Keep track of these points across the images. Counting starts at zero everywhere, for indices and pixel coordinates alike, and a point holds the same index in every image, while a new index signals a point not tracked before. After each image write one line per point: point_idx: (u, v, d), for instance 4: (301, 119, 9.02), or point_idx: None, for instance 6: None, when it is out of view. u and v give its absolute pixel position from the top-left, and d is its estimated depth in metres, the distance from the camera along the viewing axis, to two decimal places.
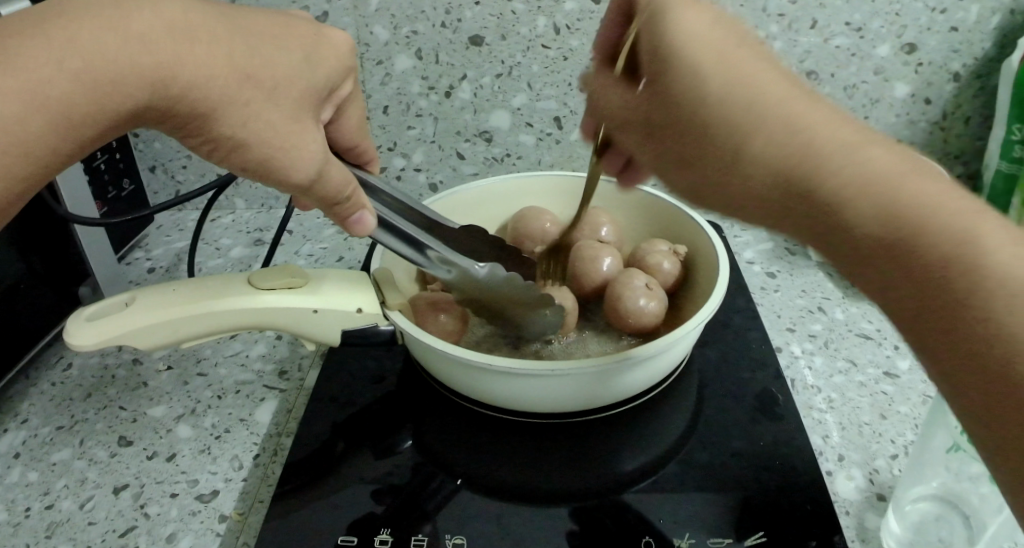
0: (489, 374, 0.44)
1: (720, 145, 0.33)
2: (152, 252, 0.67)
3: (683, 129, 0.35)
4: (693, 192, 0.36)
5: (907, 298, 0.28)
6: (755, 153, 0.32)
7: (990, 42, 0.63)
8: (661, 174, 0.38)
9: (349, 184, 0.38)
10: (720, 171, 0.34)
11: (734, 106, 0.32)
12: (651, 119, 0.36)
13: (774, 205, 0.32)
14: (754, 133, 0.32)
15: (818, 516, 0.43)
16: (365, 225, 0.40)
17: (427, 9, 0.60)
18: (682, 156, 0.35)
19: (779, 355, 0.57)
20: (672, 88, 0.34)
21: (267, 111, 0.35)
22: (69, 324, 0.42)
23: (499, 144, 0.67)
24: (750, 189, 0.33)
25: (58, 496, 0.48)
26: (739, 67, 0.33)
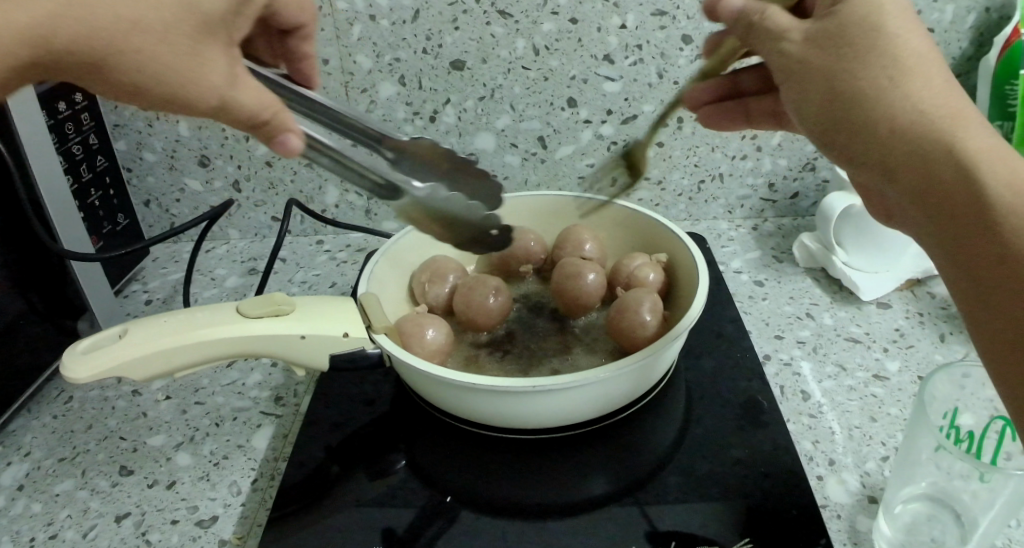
0: (497, 397, 0.45)
1: (869, 95, 0.34)
2: (149, 284, 0.68)
3: (847, 79, 0.35)
4: (778, 75, 0.37)
5: (983, 277, 0.32)
6: (906, 111, 0.34)
7: (966, 42, 0.64)
8: (799, 103, 0.37)
9: (268, 105, 0.37)
10: (851, 65, 0.35)
11: (891, 62, 0.34)
12: (798, 74, 0.36)
13: (909, 144, 0.34)
14: (910, 80, 0.34)
15: (803, 519, 0.44)
16: (290, 149, 0.38)
17: (408, 36, 0.61)
18: (830, 89, 0.35)
19: (767, 363, 0.58)
20: (854, 26, 0.35)
21: (160, 50, 0.34)
22: (64, 360, 0.43)
23: (486, 166, 0.68)
24: (861, 63, 0.34)
25: (61, 526, 0.49)
26: (913, 42, 0.35)
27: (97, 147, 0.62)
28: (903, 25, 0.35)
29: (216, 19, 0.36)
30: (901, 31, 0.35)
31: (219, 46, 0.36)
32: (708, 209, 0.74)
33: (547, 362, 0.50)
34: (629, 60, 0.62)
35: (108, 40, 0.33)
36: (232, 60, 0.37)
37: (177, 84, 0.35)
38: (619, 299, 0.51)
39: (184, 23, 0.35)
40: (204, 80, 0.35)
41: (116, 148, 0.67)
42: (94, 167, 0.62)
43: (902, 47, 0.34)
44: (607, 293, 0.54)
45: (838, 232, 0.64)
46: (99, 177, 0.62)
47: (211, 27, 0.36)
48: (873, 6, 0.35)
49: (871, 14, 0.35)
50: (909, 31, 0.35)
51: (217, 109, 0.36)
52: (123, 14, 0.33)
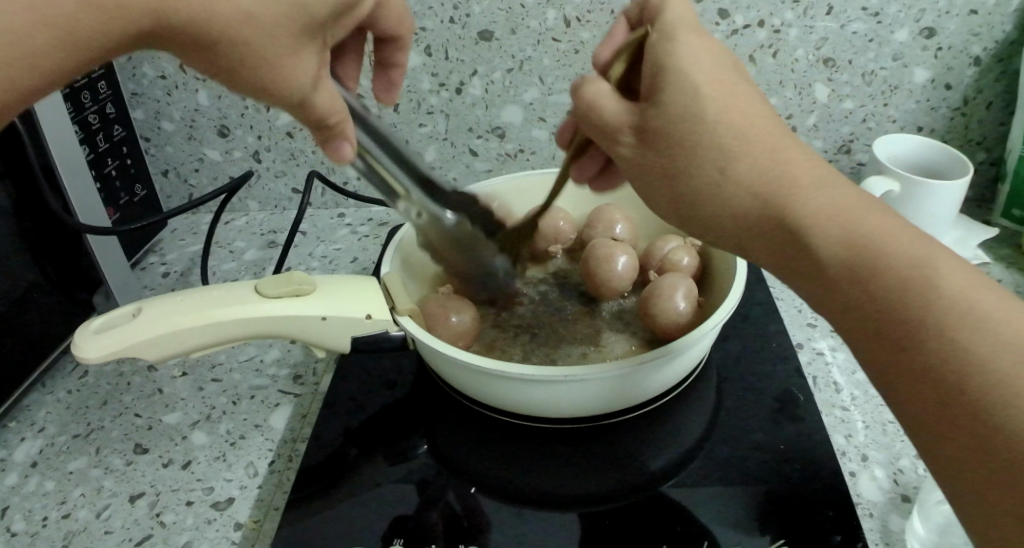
0: (522, 384, 0.43)
1: (702, 174, 0.35)
2: (166, 256, 0.67)
3: (671, 153, 0.35)
4: (632, 177, 0.38)
5: (867, 339, 0.32)
6: (737, 179, 0.34)
7: (1012, 25, 0.61)
8: (651, 203, 0.38)
9: (339, 110, 0.39)
10: (687, 167, 0.35)
11: (706, 128, 0.35)
12: (639, 176, 0.38)
13: (751, 228, 0.35)
14: (736, 162, 0.34)
15: (840, 520, 0.42)
16: (344, 154, 0.40)
17: (434, 5, 0.59)
18: (667, 174, 0.36)
19: (800, 352, 0.56)
20: (667, 119, 0.35)
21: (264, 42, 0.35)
22: (78, 337, 0.41)
23: (512, 140, 0.66)
24: (670, 152, 0.35)
25: (75, 505, 0.48)
26: (717, 93, 0.35)
27: (114, 116, 0.61)
28: (715, 80, 0.35)
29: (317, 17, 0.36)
30: (699, 82, 0.35)
31: (312, 49, 0.37)
32: None
33: (574, 347, 0.49)
34: None
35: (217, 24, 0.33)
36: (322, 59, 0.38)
37: (269, 78, 0.36)
38: (651, 284, 0.49)
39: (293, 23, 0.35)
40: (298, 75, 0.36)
41: (135, 116, 0.65)
42: (111, 137, 0.60)
43: (715, 94, 0.35)
44: (638, 277, 0.52)
45: None
46: (116, 146, 0.61)
47: (311, 28, 0.36)
48: (693, 89, 0.35)
49: (690, 102, 0.35)
50: (722, 72, 0.36)
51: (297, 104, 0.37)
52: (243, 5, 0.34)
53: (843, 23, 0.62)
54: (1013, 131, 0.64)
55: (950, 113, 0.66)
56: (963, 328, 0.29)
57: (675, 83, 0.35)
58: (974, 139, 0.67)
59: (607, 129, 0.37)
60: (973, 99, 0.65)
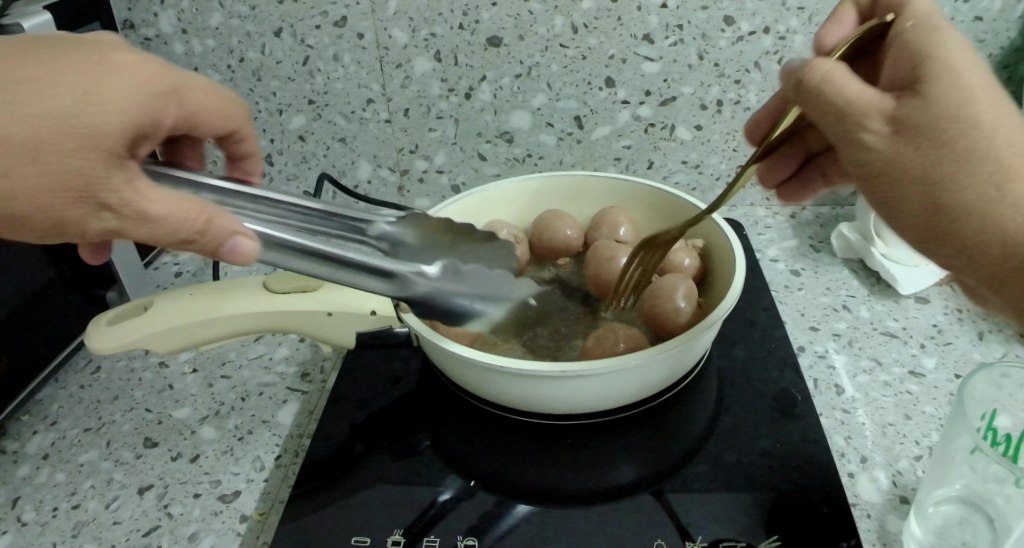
0: (523, 379, 0.44)
1: (982, 183, 0.32)
2: (179, 257, 0.68)
3: (936, 151, 0.32)
4: (865, 172, 0.34)
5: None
6: (1015, 199, 0.32)
7: (1016, 31, 0.61)
8: (886, 208, 0.35)
9: (195, 221, 0.36)
10: (953, 177, 0.32)
11: (976, 128, 0.32)
12: (888, 174, 0.33)
13: (1021, 254, 0.32)
14: (1015, 182, 0.32)
15: (834, 518, 0.43)
16: (242, 252, 0.37)
17: (444, 11, 0.60)
18: (925, 180, 0.32)
19: (802, 354, 0.56)
20: (936, 115, 0.32)
21: (29, 177, 0.33)
22: (90, 330, 0.43)
23: (521, 145, 0.67)
24: (942, 155, 0.32)
25: (84, 496, 0.49)
26: (981, 90, 0.33)
27: None
28: (982, 82, 0.33)
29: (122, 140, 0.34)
30: (976, 87, 0.33)
31: (115, 171, 0.35)
32: (745, 195, 0.73)
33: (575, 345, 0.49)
34: (669, 40, 0.60)
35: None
36: (128, 176, 0.35)
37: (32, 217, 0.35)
38: (652, 284, 0.49)
39: (67, 140, 0.33)
40: (98, 191, 0.34)
41: None
42: None
43: (960, 89, 0.33)
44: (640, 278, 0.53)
45: (878, 222, 0.62)
46: None
47: (106, 148, 0.34)
48: (968, 87, 0.33)
49: (962, 101, 0.32)
50: (987, 83, 0.33)
51: (149, 237, 0.36)
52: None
53: None
54: None
55: None
56: None
57: (944, 75, 0.33)
58: None
59: (851, 114, 0.33)
60: None
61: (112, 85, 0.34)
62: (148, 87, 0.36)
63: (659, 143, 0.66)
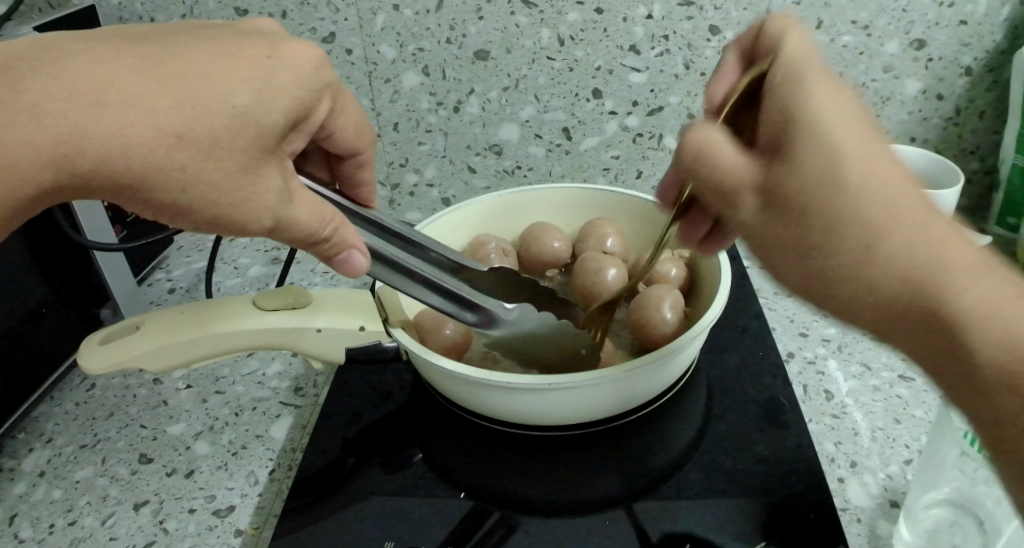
0: (510, 392, 0.44)
1: (817, 214, 0.30)
2: (172, 273, 0.69)
3: (788, 202, 0.30)
4: (745, 239, 0.33)
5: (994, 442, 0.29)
6: (890, 255, 0.29)
7: (1001, 35, 0.62)
8: (772, 261, 0.32)
9: (328, 221, 0.38)
10: (814, 210, 0.30)
11: (822, 170, 0.29)
12: (761, 238, 0.32)
13: (893, 307, 0.30)
14: (886, 239, 0.29)
15: (822, 524, 0.43)
16: (354, 266, 0.39)
17: (431, 26, 0.60)
18: (802, 242, 0.30)
19: (791, 361, 0.56)
20: (803, 188, 0.30)
21: (207, 169, 0.34)
22: (83, 349, 0.43)
23: (509, 157, 0.67)
24: (802, 224, 0.30)
25: (81, 513, 0.49)
26: (847, 120, 0.30)
27: None
28: (842, 115, 0.30)
29: (270, 134, 0.35)
30: (837, 141, 0.30)
31: (268, 166, 0.36)
32: None
33: None
34: (656, 50, 0.61)
35: (148, 161, 0.32)
36: (283, 171, 0.37)
37: (233, 208, 0.35)
38: (639, 295, 0.50)
39: (238, 138, 0.34)
40: (256, 191, 0.35)
41: None
42: None
43: (817, 122, 0.30)
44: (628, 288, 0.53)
45: None
46: None
47: (265, 143, 0.35)
48: (832, 152, 0.29)
49: (830, 151, 0.29)
50: (845, 106, 0.31)
51: (270, 229, 0.36)
52: (161, 124, 0.32)
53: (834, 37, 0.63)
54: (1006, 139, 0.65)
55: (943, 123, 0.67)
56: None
57: (804, 139, 0.30)
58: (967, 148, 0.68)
59: (725, 191, 0.32)
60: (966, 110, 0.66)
61: (281, 81, 0.36)
62: (312, 84, 0.38)
63: (648, 152, 0.67)
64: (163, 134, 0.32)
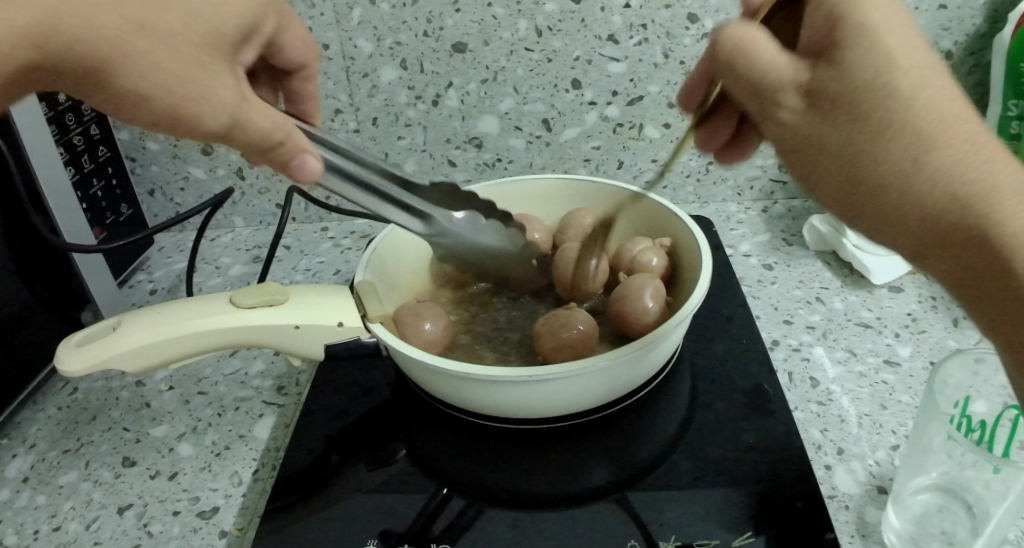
0: (493, 384, 0.44)
1: (888, 162, 0.32)
2: (153, 274, 0.68)
3: (846, 119, 0.32)
4: (787, 146, 0.35)
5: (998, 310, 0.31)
6: (936, 164, 0.31)
7: (981, 18, 0.61)
8: (809, 175, 0.35)
9: (283, 126, 0.37)
10: (867, 150, 0.32)
11: (874, 82, 0.32)
12: (805, 148, 0.34)
13: (934, 228, 0.31)
14: (932, 152, 0.31)
15: (809, 512, 0.43)
16: (310, 169, 0.38)
17: (408, 19, 0.60)
18: (843, 153, 0.33)
19: (775, 349, 0.56)
20: (846, 85, 0.32)
21: (164, 54, 0.34)
22: (59, 352, 0.43)
23: (490, 150, 0.67)
24: (843, 123, 0.33)
25: (65, 518, 0.49)
26: (932, 99, 0.32)
27: (98, 138, 0.62)
28: (905, 48, 0.32)
29: (224, 36, 0.37)
30: (890, 52, 0.32)
31: (222, 66, 0.36)
32: (717, 191, 0.73)
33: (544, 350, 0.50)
34: (634, 40, 0.60)
35: (110, 45, 0.33)
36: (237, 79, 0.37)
37: (187, 100, 0.35)
38: (621, 285, 0.50)
39: (192, 32, 0.35)
40: (210, 89, 0.35)
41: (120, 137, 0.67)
42: (94, 156, 0.61)
43: (878, 53, 0.32)
44: (610, 279, 0.53)
45: None
46: (100, 167, 0.62)
47: (222, 47, 0.37)
48: (881, 55, 0.32)
49: (878, 68, 0.32)
50: (907, 35, 0.33)
51: (228, 128, 0.36)
52: (123, 13, 0.33)
53: None
54: (988, 123, 0.64)
55: None
56: None
57: (859, 42, 0.32)
58: None
59: (764, 90, 0.34)
60: None
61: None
62: (257, 4, 0.40)
63: (628, 142, 0.66)
64: (124, 23, 0.33)
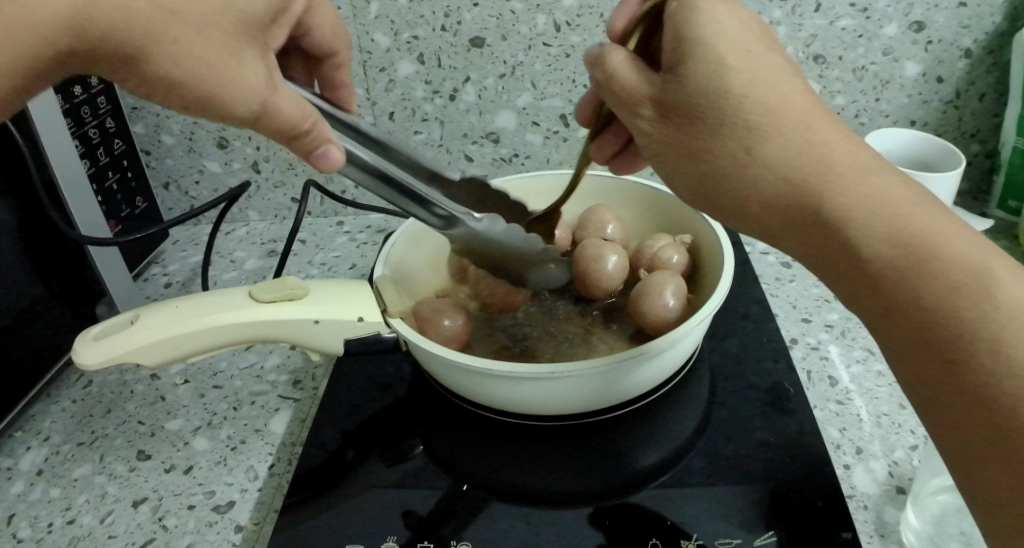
0: (510, 381, 0.44)
1: (731, 151, 0.35)
2: (167, 268, 0.68)
3: (698, 121, 0.35)
4: (647, 151, 0.39)
5: (909, 340, 0.30)
6: (773, 155, 0.34)
7: (1001, 16, 0.61)
8: (671, 173, 0.38)
9: (309, 115, 0.38)
10: (709, 148, 0.35)
11: (713, 81, 0.34)
12: (662, 151, 0.38)
13: (783, 211, 0.34)
14: (766, 144, 0.34)
15: (830, 511, 0.43)
16: (332, 159, 0.39)
17: (426, 13, 0.60)
18: (692, 150, 0.36)
19: (793, 347, 0.56)
20: (689, 94, 0.35)
21: (197, 44, 0.35)
22: (78, 345, 0.43)
23: (506, 145, 0.67)
24: (695, 124, 0.35)
25: (79, 511, 0.49)
26: (774, 101, 0.34)
27: (113, 130, 0.62)
28: (744, 57, 0.35)
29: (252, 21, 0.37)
30: (725, 58, 0.34)
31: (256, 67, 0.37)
32: None
33: (562, 347, 0.50)
34: None
35: (143, 32, 0.34)
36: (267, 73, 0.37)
37: (215, 85, 0.35)
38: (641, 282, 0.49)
39: (224, 19, 0.36)
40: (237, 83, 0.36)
41: (134, 130, 0.67)
42: (111, 151, 0.61)
43: (715, 55, 0.34)
44: (629, 275, 0.53)
45: None
46: (116, 160, 0.62)
47: (248, 31, 0.37)
48: (716, 60, 0.34)
49: (714, 72, 0.34)
50: (750, 39, 0.35)
51: (255, 116, 0.37)
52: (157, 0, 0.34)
53: (832, 19, 0.62)
54: (1007, 122, 0.64)
55: (942, 106, 0.66)
56: (929, 261, 0.30)
57: (697, 52, 0.35)
58: (968, 131, 0.67)
59: (629, 99, 0.38)
60: (966, 92, 0.65)
61: None
62: None
63: None
64: (159, 9, 0.34)
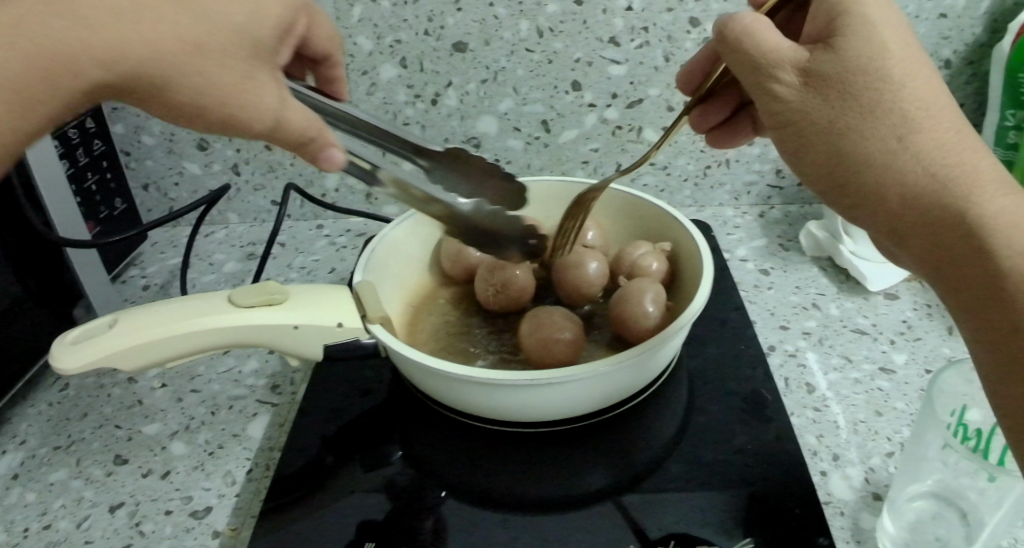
0: (495, 388, 0.44)
1: (882, 126, 0.35)
2: (147, 270, 0.67)
3: (851, 100, 0.36)
4: (780, 120, 0.38)
5: (986, 311, 0.33)
6: (924, 149, 0.35)
7: (980, 28, 0.62)
8: (796, 152, 0.39)
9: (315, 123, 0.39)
10: (852, 126, 0.36)
11: (873, 62, 0.36)
12: (802, 123, 0.37)
13: (913, 196, 0.35)
14: (915, 134, 0.35)
15: (807, 518, 0.43)
16: (335, 162, 0.39)
17: (409, 17, 0.60)
18: (831, 130, 0.36)
19: (771, 354, 0.56)
20: (841, 67, 0.36)
21: (215, 72, 0.35)
22: (55, 349, 0.42)
23: (488, 150, 0.67)
24: (842, 101, 0.36)
25: (55, 516, 0.48)
26: (929, 96, 0.36)
27: (92, 131, 0.61)
28: (904, 52, 0.36)
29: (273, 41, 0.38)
30: (886, 42, 0.36)
31: (267, 74, 0.37)
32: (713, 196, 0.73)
33: None
34: (635, 42, 0.60)
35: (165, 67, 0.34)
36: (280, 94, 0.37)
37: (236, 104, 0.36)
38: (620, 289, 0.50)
39: (237, 50, 0.36)
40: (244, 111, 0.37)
41: (114, 130, 0.66)
42: (91, 151, 0.61)
43: (874, 41, 0.36)
44: (609, 282, 0.53)
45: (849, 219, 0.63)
46: (97, 160, 0.61)
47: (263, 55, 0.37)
48: (880, 42, 0.36)
49: (875, 55, 0.36)
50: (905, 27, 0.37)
51: (271, 129, 0.38)
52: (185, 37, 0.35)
53: None
54: (985, 131, 0.65)
55: None
56: (1011, 228, 0.33)
57: (857, 31, 0.36)
58: None
59: (760, 64, 0.37)
60: None
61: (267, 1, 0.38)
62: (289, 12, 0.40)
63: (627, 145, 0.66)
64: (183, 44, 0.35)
